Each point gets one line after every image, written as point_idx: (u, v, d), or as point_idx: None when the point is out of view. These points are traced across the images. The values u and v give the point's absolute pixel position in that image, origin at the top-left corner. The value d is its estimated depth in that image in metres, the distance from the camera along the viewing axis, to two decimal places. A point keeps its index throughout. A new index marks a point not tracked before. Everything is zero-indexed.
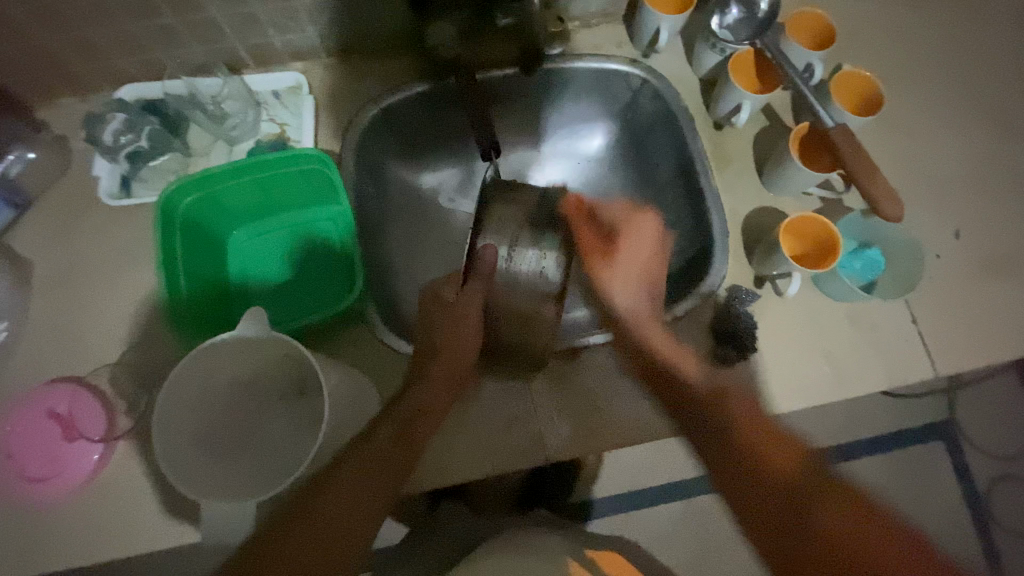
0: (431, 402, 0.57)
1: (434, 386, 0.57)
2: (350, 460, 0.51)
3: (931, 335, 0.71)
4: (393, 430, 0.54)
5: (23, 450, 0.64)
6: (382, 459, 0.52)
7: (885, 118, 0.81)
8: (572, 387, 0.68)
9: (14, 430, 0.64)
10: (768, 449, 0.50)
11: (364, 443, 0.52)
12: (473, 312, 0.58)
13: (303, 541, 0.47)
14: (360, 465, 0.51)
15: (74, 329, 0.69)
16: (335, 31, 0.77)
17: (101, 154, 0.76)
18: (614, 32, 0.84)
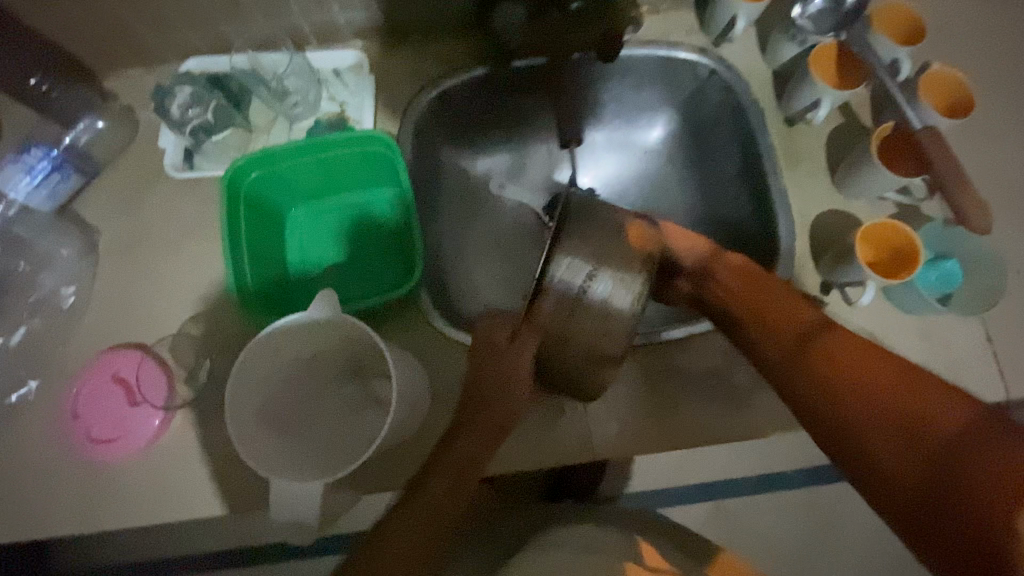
0: (478, 449, 0.54)
1: (482, 439, 0.54)
2: (405, 524, 0.51)
3: (1006, 355, 0.67)
4: (447, 486, 0.53)
5: (93, 411, 0.67)
6: (430, 523, 0.52)
7: (974, 122, 0.76)
8: (624, 386, 0.67)
9: (82, 392, 0.67)
10: (902, 396, 0.47)
11: (414, 503, 0.52)
12: (516, 374, 0.55)
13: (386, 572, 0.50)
14: (412, 531, 0.51)
15: (139, 299, 0.71)
16: (399, 10, 0.76)
17: (168, 127, 0.76)
18: (686, 20, 0.80)
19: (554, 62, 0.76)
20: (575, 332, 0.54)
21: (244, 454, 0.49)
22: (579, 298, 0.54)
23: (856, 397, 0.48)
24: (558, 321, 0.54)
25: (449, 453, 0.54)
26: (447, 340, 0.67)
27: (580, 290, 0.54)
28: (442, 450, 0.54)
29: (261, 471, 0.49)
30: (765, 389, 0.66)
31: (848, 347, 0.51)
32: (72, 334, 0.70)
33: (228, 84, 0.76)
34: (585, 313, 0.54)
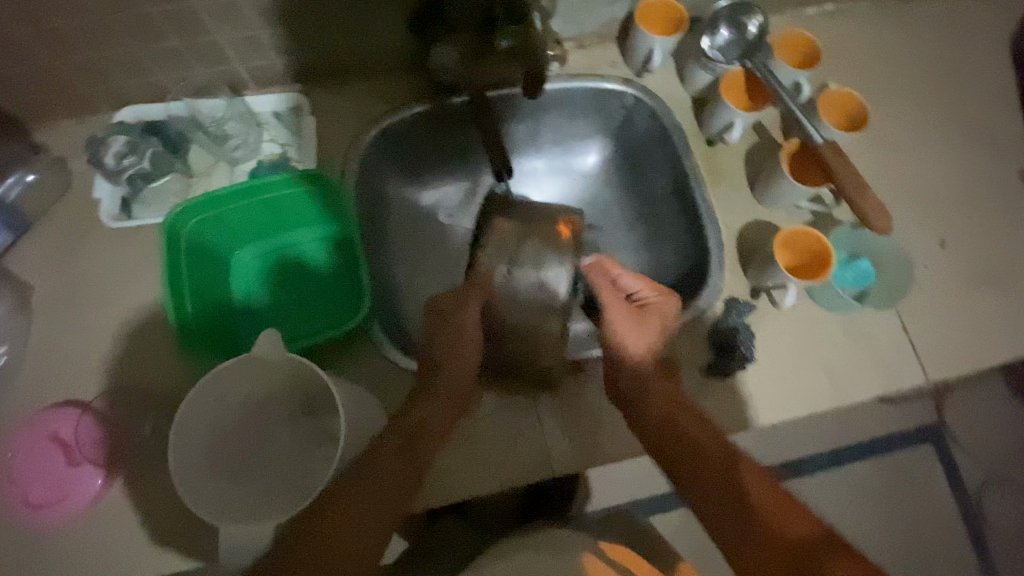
0: (433, 417, 0.58)
1: (439, 410, 0.59)
2: (367, 488, 0.51)
3: (921, 343, 0.74)
4: (407, 446, 0.55)
5: (29, 475, 0.64)
6: (393, 484, 0.52)
7: (873, 133, 0.84)
8: (576, 403, 0.69)
9: (18, 456, 0.64)
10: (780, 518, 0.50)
11: (378, 461, 0.53)
12: (461, 343, 0.63)
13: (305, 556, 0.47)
14: (376, 486, 0.52)
15: (77, 353, 0.69)
16: (336, 54, 0.79)
17: (103, 177, 0.76)
18: (609, 54, 0.86)
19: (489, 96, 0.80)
20: (512, 301, 0.66)
21: (192, 505, 0.48)
22: (506, 282, 0.66)
23: (738, 512, 0.51)
24: (496, 292, 0.66)
25: (410, 416, 0.57)
26: (400, 370, 0.68)
27: (506, 277, 0.66)
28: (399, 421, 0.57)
29: (211, 522, 0.49)
30: (709, 392, 0.69)
31: (744, 471, 0.53)
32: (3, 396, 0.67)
33: (165, 132, 0.77)
34: (517, 292, 0.66)
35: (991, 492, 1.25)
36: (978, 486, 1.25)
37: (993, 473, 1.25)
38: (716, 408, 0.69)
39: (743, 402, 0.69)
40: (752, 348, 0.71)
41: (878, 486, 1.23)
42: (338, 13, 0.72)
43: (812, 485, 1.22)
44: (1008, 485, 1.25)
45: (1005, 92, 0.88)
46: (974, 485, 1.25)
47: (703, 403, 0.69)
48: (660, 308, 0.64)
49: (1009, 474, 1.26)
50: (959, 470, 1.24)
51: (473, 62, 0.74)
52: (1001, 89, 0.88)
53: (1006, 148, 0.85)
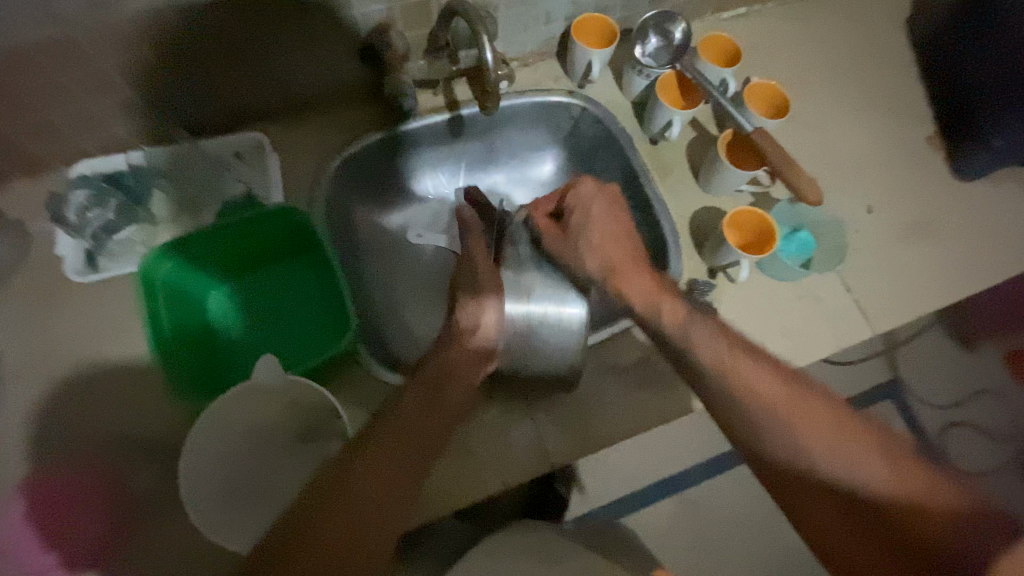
0: (457, 360, 0.64)
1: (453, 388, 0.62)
2: (387, 454, 0.55)
3: (864, 299, 0.81)
4: (429, 423, 0.58)
5: (25, 539, 0.62)
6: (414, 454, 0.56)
7: (797, 118, 0.93)
8: (563, 397, 0.72)
9: (10, 522, 0.63)
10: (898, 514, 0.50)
11: (399, 427, 0.57)
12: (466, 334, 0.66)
13: (332, 527, 0.51)
14: (399, 457, 0.55)
15: (61, 414, 0.67)
16: (292, 91, 0.81)
17: (65, 232, 0.75)
18: (552, 68, 0.92)
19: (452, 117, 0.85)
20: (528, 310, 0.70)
21: (192, 517, 0.54)
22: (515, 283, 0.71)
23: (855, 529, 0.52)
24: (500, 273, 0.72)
25: (438, 360, 0.63)
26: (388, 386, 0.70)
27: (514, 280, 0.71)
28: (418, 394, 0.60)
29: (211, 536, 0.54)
30: None
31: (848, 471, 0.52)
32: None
33: (126, 183, 0.77)
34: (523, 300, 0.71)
35: (951, 434, 1.36)
36: (938, 430, 1.36)
37: (949, 417, 1.37)
38: None
39: None
40: (717, 323, 0.76)
41: None
42: (292, 51, 0.75)
43: None
44: (965, 426, 1.37)
45: (906, 70, 0.99)
46: (935, 430, 1.36)
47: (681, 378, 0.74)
48: (591, 195, 0.70)
49: (964, 416, 1.37)
50: (918, 418, 1.36)
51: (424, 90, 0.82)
52: (901, 68, 0.99)
53: (913, 119, 0.96)
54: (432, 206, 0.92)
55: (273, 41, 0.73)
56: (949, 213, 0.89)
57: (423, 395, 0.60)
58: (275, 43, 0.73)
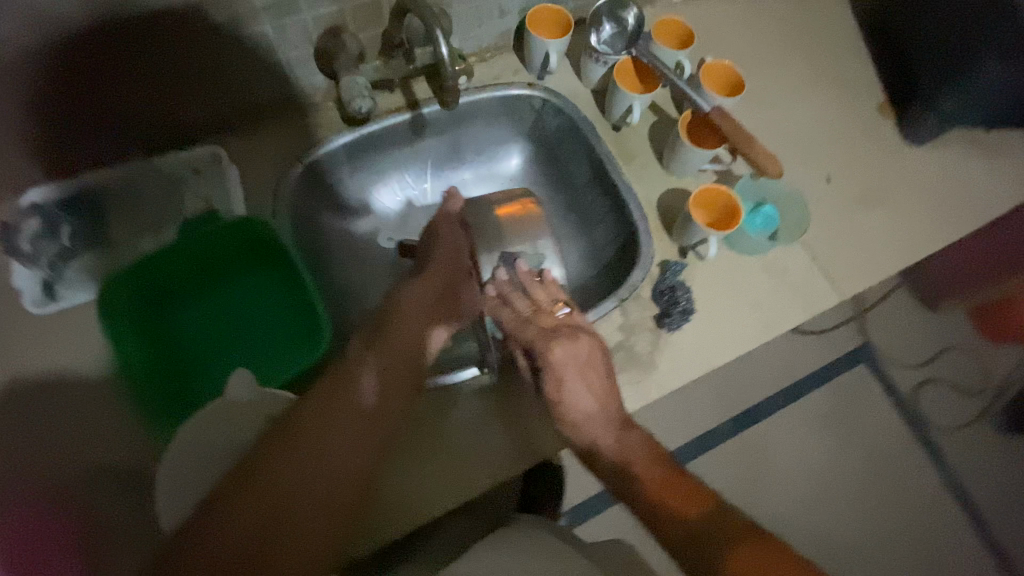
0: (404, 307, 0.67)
1: (390, 362, 0.61)
2: (317, 425, 0.53)
3: (829, 266, 0.83)
4: (367, 394, 0.57)
5: None
6: (349, 427, 0.54)
7: (752, 95, 0.95)
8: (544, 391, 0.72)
9: None
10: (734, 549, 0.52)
11: (329, 398, 0.55)
12: (398, 318, 0.66)
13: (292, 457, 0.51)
14: (332, 427, 0.53)
15: (23, 452, 0.63)
16: (246, 100, 0.80)
17: (20, 263, 0.71)
18: (509, 61, 0.92)
19: (414, 117, 0.84)
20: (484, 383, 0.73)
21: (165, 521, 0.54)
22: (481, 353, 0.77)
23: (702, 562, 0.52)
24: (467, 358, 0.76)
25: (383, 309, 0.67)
26: None
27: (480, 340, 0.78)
28: (348, 369, 0.59)
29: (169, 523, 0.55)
30: (663, 348, 0.75)
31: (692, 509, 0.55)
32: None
33: (81, 208, 0.75)
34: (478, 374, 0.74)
35: (923, 391, 1.41)
36: (912, 389, 1.41)
37: (920, 375, 1.42)
38: (673, 359, 0.75)
39: (694, 350, 0.76)
40: (691, 302, 0.78)
41: (832, 410, 1.36)
42: (243, 59, 0.74)
43: (774, 425, 1.33)
44: (935, 382, 1.42)
45: (851, 42, 1.02)
46: (909, 389, 1.41)
47: (660, 358, 0.75)
48: (570, 357, 0.67)
49: (932, 373, 1.43)
50: (892, 378, 1.41)
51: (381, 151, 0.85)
52: (846, 40, 1.03)
53: (863, 89, 0.99)
54: (402, 209, 0.91)
55: (221, 52, 0.71)
56: (903, 178, 0.92)
57: (354, 369, 0.59)
58: (225, 52, 0.72)
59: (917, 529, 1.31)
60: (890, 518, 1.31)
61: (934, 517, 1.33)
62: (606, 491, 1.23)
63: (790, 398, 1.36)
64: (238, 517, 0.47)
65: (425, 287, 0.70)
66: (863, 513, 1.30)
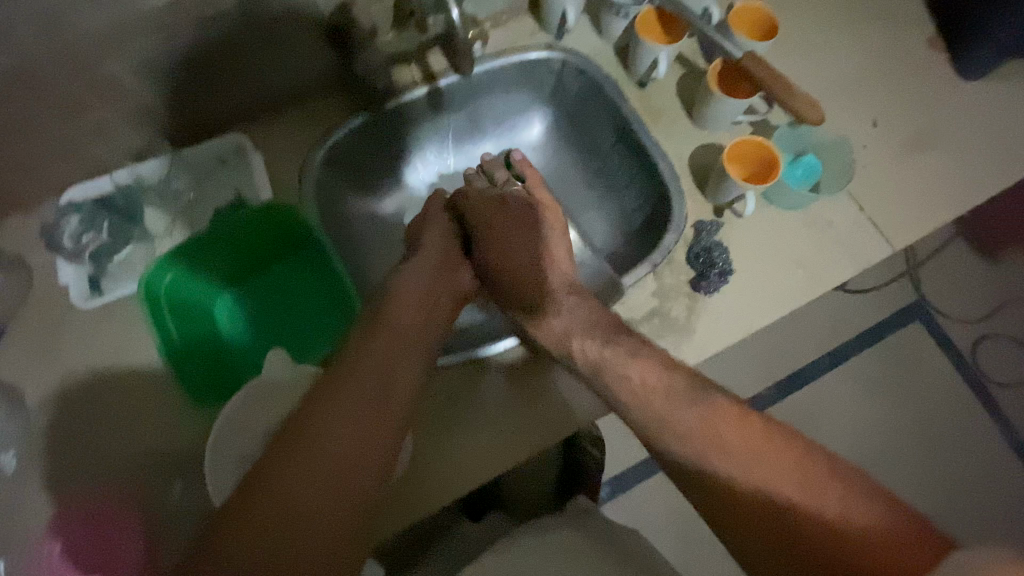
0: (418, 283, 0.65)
1: (389, 356, 0.57)
2: (322, 431, 0.50)
3: (877, 217, 0.78)
4: (368, 392, 0.54)
5: (80, 555, 0.63)
6: (354, 429, 0.51)
7: (788, 37, 0.89)
8: None
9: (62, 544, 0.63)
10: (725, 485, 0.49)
11: (330, 401, 0.52)
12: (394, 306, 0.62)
13: (315, 447, 0.49)
14: (335, 433, 0.50)
15: (87, 438, 0.67)
16: (263, 87, 0.79)
17: (65, 260, 0.74)
18: (526, 24, 0.88)
19: (431, 91, 0.82)
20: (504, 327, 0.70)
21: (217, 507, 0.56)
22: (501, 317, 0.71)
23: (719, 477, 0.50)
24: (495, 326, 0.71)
25: (393, 283, 0.65)
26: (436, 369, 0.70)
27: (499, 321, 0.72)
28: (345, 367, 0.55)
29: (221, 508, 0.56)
30: (701, 312, 0.73)
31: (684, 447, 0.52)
32: (16, 508, 0.64)
33: (115, 203, 0.77)
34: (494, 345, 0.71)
35: (983, 348, 1.33)
36: (970, 346, 1.33)
37: (979, 331, 1.34)
38: (711, 323, 0.72)
39: (734, 313, 0.73)
40: (728, 262, 0.74)
41: (882, 370, 1.30)
42: (255, 45, 0.73)
43: (820, 388, 1.29)
44: (997, 337, 1.34)
45: None
46: (967, 346, 1.33)
47: (698, 324, 0.72)
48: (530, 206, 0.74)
49: (994, 328, 1.34)
50: (948, 336, 1.33)
51: (397, 122, 0.84)
52: None
53: (913, 22, 0.91)
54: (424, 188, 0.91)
55: (236, 39, 0.71)
56: (959, 116, 0.85)
57: (351, 367, 0.55)
58: (238, 37, 0.71)
59: (981, 490, 1.25)
60: (949, 480, 1.25)
61: (997, 479, 1.26)
62: (648, 460, 1.22)
63: (836, 359, 1.31)
64: (246, 535, 0.45)
65: (423, 262, 0.68)
66: (919, 476, 1.25)
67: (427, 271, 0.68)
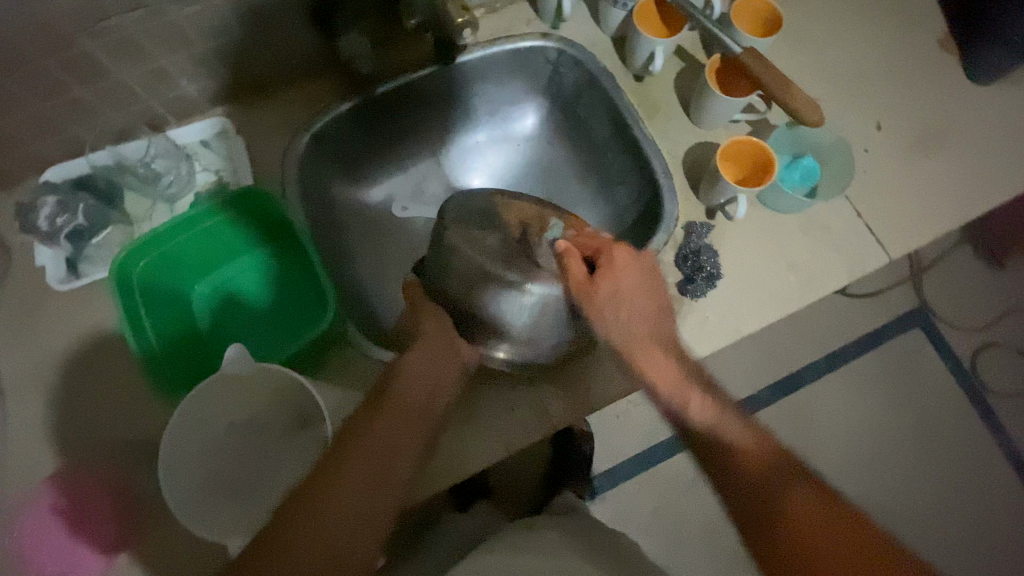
0: (431, 348, 0.59)
1: (399, 431, 0.53)
2: (287, 555, 0.46)
3: (876, 223, 0.76)
4: (366, 489, 0.50)
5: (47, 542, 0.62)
6: (327, 553, 0.47)
7: (794, 32, 0.85)
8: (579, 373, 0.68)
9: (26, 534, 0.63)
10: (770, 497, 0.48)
11: (332, 485, 0.49)
12: (398, 390, 0.55)
13: (314, 531, 0.47)
14: (334, 517, 0.48)
15: (60, 423, 0.67)
16: (247, 69, 0.77)
17: (41, 242, 0.72)
18: (521, 11, 0.85)
19: (418, 78, 0.80)
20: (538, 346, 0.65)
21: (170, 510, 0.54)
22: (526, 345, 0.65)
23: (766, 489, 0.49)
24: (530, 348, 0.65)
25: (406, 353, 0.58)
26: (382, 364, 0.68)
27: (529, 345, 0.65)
28: (334, 470, 0.50)
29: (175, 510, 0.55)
30: (688, 316, 0.71)
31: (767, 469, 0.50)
32: None
33: (95, 185, 0.75)
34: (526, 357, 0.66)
35: (984, 357, 1.31)
36: (970, 354, 1.31)
37: (981, 339, 1.31)
38: (699, 327, 0.70)
39: (723, 318, 0.71)
40: (718, 265, 0.72)
41: (879, 376, 1.28)
42: (239, 25, 0.71)
43: (815, 393, 1.27)
44: (999, 346, 1.31)
45: None
46: (967, 354, 1.31)
47: (684, 327, 0.70)
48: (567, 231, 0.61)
49: (997, 337, 1.32)
50: (948, 344, 1.31)
51: (384, 110, 0.81)
52: None
53: (925, 20, 0.87)
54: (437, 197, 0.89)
55: (217, 19, 0.68)
56: (967, 120, 0.82)
57: (351, 456, 0.50)
58: (220, 17, 0.68)
59: (973, 501, 1.23)
60: (942, 490, 1.23)
61: (991, 490, 1.24)
62: (635, 459, 1.21)
63: (832, 364, 1.28)
64: None
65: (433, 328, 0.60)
66: (910, 484, 1.23)
67: (438, 345, 0.59)
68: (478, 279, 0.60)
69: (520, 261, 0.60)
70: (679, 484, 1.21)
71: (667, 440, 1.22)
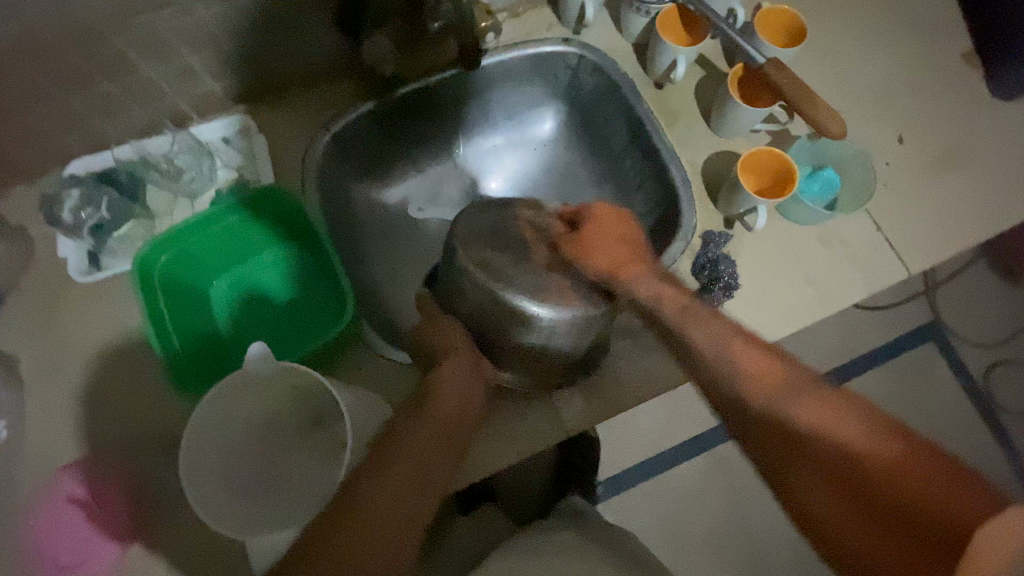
0: (462, 361, 0.60)
1: (435, 443, 0.54)
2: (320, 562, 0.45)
3: (895, 237, 0.75)
4: (402, 497, 0.50)
5: (60, 531, 0.63)
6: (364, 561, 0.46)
7: (816, 43, 0.85)
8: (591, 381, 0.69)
9: (40, 521, 0.63)
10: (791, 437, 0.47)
11: (371, 491, 0.49)
12: (435, 402, 0.56)
13: (352, 538, 0.47)
14: (371, 524, 0.48)
15: (76, 413, 0.67)
16: (270, 68, 0.78)
17: (64, 234, 0.73)
18: (543, 16, 0.85)
19: (438, 81, 0.80)
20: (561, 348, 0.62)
21: (193, 508, 0.53)
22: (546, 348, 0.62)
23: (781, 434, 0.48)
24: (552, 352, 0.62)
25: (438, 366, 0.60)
26: (398, 366, 0.68)
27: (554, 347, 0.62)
28: (373, 476, 0.50)
29: (195, 506, 0.53)
30: None
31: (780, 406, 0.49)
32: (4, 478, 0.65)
33: (118, 179, 0.76)
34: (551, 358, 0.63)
35: (997, 374, 1.29)
36: (984, 371, 1.29)
37: (995, 356, 1.30)
38: None
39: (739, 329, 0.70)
40: (735, 276, 0.72)
41: (891, 390, 1.27)
42: (265, 24, 0.72)
43: None
44: (1014, 364, 1.29)
45: None
46: (980, 371, 1.29)
47: None
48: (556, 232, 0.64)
49: (1012, 354, 1.30)
50: (960, 360, 1.29)
51: (404, 112, 0.82)
52: None
53: (949, 34, 0.87)
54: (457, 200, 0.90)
55: (243, 17, 0.69)
56: (989, 136, 0.81)
57: (389, 463, 0.51)
58: (246, 15, 0.69)
59: None
60: None
61: None
62: (642, 466, 1.21)
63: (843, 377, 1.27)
64: None
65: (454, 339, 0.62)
66: None
67: (470, 360, 0.61)
68: (491, 308, 0.60)
69: (531, 275, 0.59)
70: (685, 492, 1.21)
71: (674, 448, 1.22)
